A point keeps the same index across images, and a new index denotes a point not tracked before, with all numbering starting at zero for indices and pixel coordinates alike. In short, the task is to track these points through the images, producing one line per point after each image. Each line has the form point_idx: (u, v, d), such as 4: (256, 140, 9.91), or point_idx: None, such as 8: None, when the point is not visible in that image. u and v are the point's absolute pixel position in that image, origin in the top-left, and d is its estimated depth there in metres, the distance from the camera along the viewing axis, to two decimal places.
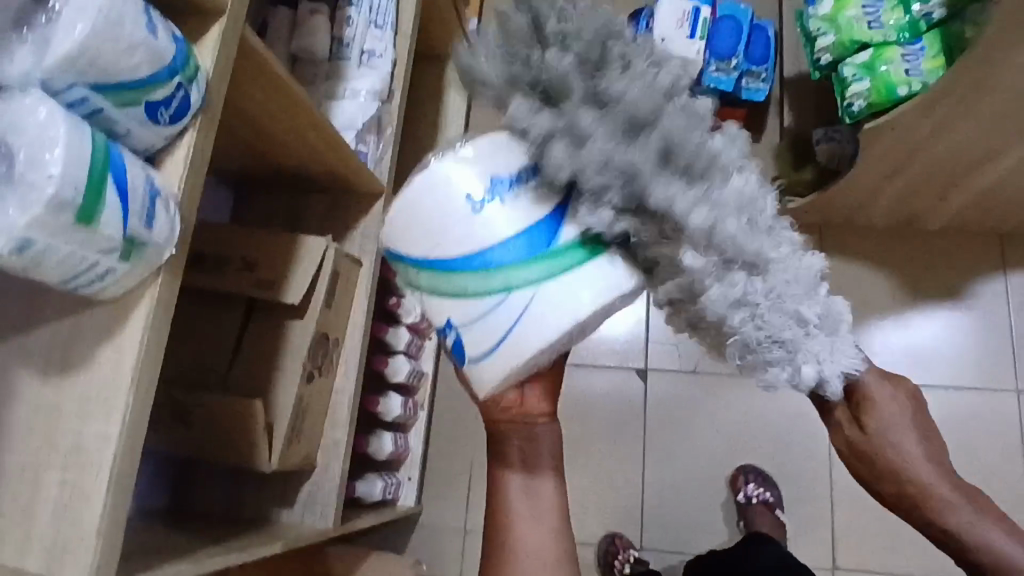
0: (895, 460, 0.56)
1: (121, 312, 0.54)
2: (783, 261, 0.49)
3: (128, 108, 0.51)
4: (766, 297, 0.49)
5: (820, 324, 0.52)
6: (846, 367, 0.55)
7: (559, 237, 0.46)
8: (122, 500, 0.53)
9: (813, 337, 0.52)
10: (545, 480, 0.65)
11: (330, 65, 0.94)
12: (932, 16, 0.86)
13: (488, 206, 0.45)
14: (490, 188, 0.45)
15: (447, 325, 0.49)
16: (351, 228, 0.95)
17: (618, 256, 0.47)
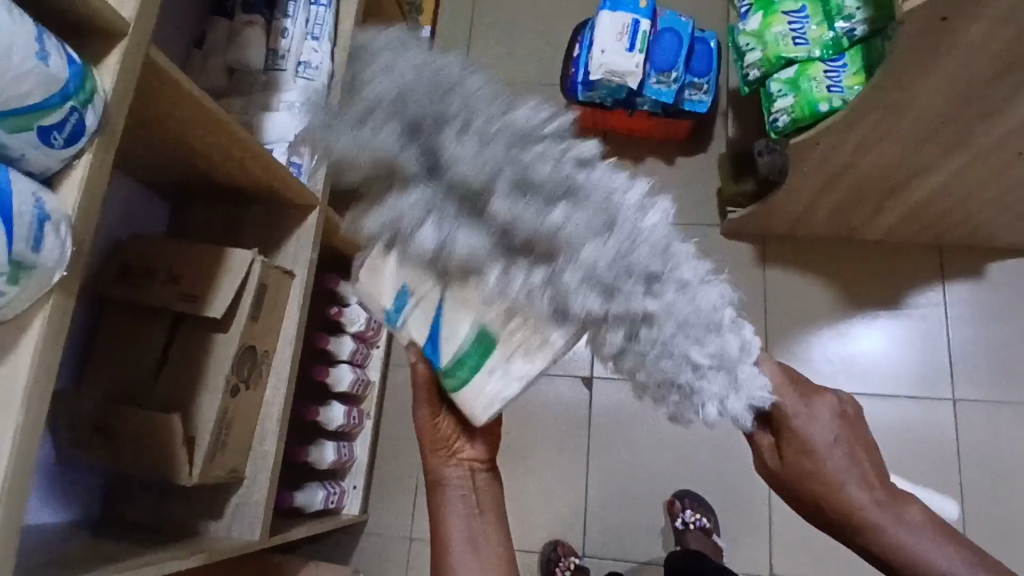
0: (823, 471, 0.61)
1: (15, 329, 0.54)
2: (671, 290, 0.49)
3: (18, 133, 0.50)
4: (660, 335, 0.49)
5: (718, 365, 0.51)
6: (749, 399, 0.54)
7: (443, 355, 0.54)
8: (14, 518, 0.53)
9: (709, 380, 0.51)
10: (486, 521, 0.65)
11: (267, 76, 0.95)
12: (855, 33, 0.89)
13: (393, 327, 0.56)
14: (387, 315, 0.56)
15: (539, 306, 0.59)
16: (285, 239, 0.95)
17: (496, 362, 0.53)
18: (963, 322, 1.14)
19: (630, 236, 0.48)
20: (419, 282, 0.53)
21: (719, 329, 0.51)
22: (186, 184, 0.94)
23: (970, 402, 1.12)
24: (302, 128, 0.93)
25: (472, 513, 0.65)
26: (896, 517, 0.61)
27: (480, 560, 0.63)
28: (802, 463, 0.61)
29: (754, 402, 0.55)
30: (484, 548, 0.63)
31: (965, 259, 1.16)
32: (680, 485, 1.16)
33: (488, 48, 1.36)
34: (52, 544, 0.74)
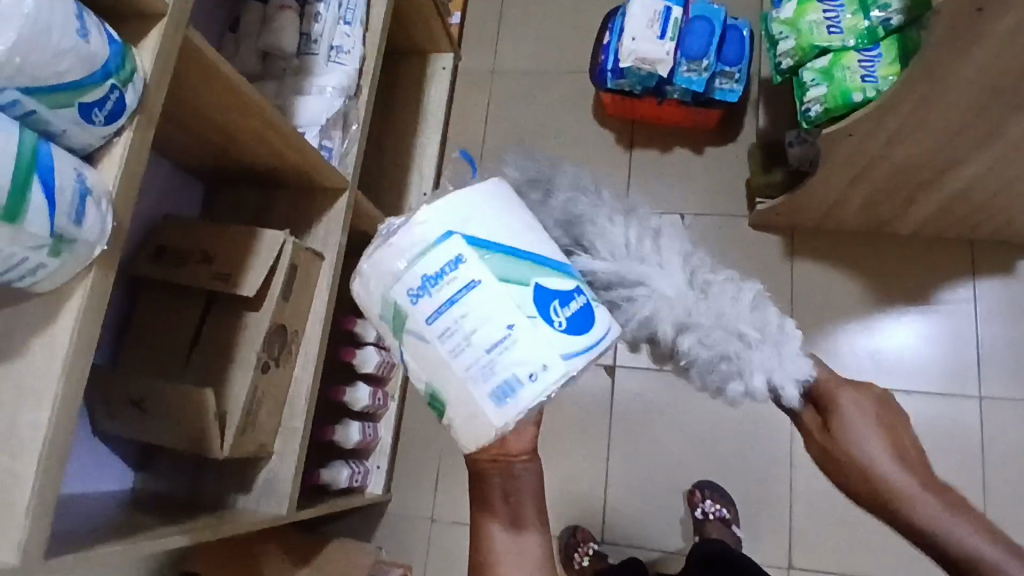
0: (852, 446, 0.59)
1: (57, 302, 0.56)
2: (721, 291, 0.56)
3: (59, 110, 0.52)
4: (710, 317, 0.54)
5: (761, 339, 0.55)
6: (793, 373, 0.57)
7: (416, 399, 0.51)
8: (52, 483, 0.56)
9: (756, 351, 0.55)
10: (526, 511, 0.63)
11: (299, 61, 0.97)
12: (891, 23, 0.87)
13: None
14: None
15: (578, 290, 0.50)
16: (315, 222, 0.97)
17: (454, 423, 0.49)
18: (995, 318, 1.12)
19: (677, 249, 0.56)
20: (384, 332, 0.51)
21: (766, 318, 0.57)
22: (221, 166, 0.96)
23: (999, 400, 1.10)
24: (332, 111, 0.94)
25: (515, 506, 0.63)
26: (951, 508, 0.56)
27: (523, 550, 0.62)
28: (840, 446, 0.60)
29: (799, 379, 0.59)
30: (525, 540, 0.63)
31: (1000, 255, 1.13)
32: (700, 476, 1.16)
33: (519, 35, 1.35)
34: (88, 512, 0.76)
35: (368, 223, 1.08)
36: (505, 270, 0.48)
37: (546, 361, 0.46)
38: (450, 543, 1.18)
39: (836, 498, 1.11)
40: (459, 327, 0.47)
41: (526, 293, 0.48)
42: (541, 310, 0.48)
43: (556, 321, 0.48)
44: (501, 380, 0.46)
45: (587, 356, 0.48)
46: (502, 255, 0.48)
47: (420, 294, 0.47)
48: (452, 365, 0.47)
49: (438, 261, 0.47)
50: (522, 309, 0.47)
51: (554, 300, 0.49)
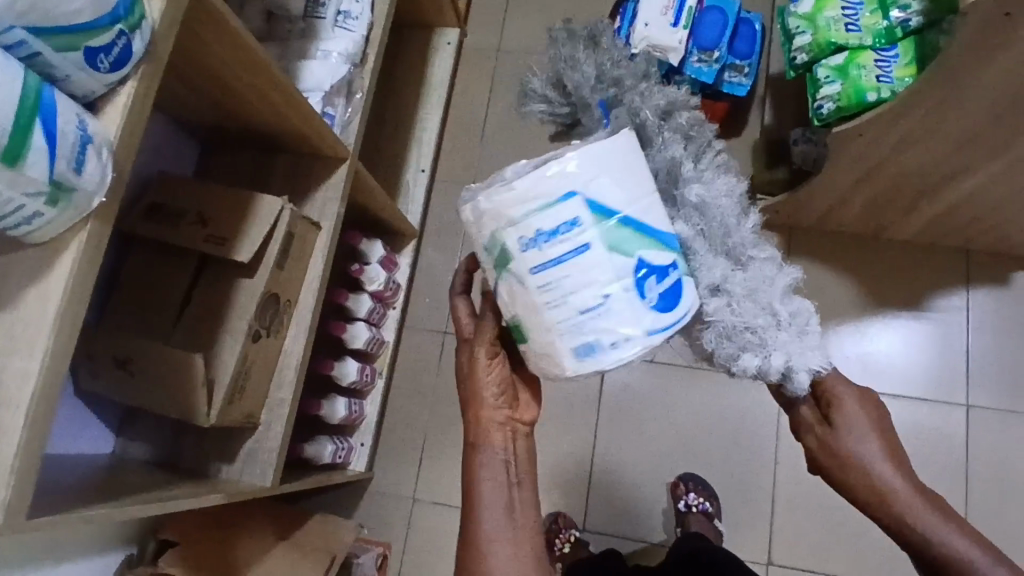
0: (860, 455, 0.66)
1: (50, 253, 0.54)
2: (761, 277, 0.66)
3: (65, 52, 0.49)
4: (743, 291, 0.64)
5: (789, 323, 0.64)
6: (811, 367, 0.64)
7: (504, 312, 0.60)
8: (38, 441, 0.53)
9: (782, 332, 0.64)
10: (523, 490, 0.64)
11: (306, 23, 0.94)
12: (909, 23, 0.87)
13: None
14: None
15: (674, 264, 0.58)
16: (313, 190, 0.94)
17: (531, 348, 0.58)
18: (984, 328, 1.13)
19: (731, 206, 0.68)
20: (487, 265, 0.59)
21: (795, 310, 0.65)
22: (217, 125, 0.93)
23: (985, 408, 1.11)
24: (337, 77, 0.92)
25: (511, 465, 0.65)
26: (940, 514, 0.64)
27: (516, 526, 0.62)
28: (841, 446, 0.67)
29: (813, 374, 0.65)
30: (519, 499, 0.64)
31: (993, 266, 1.15)
32: (684, 468, 1.16)
33: (528, 13, 1.33)
34: (68, 473, 0.74)
35: (367, 196, 1.05)
36: (616, 238, 0.56)
37: (631, 332, 0.55)
38: (431, 523, 1.17)
39: (817, 497, 1.12)
40: (557, 284, 0.55)
41: (628, 263, 0.56)
42: (637, 287, 0.56)
43: (646, 296, 0.56)
44: (586, 341, 0.55)
45: (668, 332, 0.57)
46: (617, 223, 0.56)
47: (529, 243, 0.55)
48: (544, 313, 0.56)
49: (559, 217, 0.55)
50: (620, 281, 0.55)
51: (651, 276, 0.56)
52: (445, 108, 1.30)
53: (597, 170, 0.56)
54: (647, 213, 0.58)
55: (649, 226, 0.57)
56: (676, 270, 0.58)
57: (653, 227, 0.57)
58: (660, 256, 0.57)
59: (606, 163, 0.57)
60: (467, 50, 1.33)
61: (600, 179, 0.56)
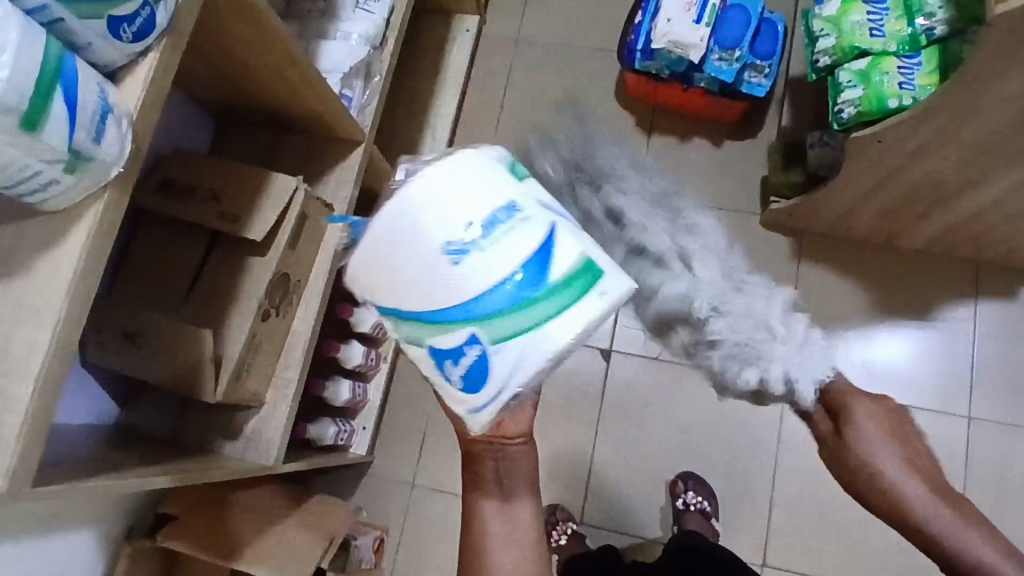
0: (876, 466, 0.65)
1: (64, 224, 0.54)
2: (755, 301, 0.72)
3: (88, 20, 0.49)
4: (731, 323, 0.70)
5: (788, 338, 0.70)
6: (812, 377, 0.69)
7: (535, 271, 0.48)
8: (46, 409, 0.53)
9: (776, 349, 0.69)
10: (517, 495, 0.63)
11: (326, 3, 0.94)
12: (934, 32, 0.86)
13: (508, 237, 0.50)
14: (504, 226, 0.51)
15: (468, 340, 0.46)
16: (327, 172, 0.94)
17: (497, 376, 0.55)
18: (991, 341, 1.13)
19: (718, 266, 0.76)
20: None
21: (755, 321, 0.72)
22: (233, 103, 0.92)
23: (987, 421, 1.11)
24: (355, 60, 0.91)
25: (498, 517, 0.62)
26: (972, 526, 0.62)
27: (516, 532, 0.62)
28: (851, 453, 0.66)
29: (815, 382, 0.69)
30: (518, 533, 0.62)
31: (1003, 279, 1.14)
32: (684, 466, 1.16)
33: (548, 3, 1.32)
34: (72, 442, 0.75)
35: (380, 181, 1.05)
36: (405, 331, 0.48)
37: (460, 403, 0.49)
38: (429, 509, 1.18)
39: (815, 501, 1.12)
40: None
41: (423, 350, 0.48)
42: (438, 364, 0.48)
43: (456, 375, 0.48)
44: None
45: (491, 403, 0.48)
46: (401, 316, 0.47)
47: None
48: None
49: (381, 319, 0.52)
50: (425, 365, 0.49)
51: (447, 357, 0.47)
52: (461, 96, 1.30)
53: (369, 276, 0.48)
54: (435, 283, 0.46)
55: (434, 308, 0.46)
56: (473, 347, 0.46)
57: (443, 306, 0.46)
58: (450, 334, 0.46)
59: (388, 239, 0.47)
60: (485, 39, 1.32)
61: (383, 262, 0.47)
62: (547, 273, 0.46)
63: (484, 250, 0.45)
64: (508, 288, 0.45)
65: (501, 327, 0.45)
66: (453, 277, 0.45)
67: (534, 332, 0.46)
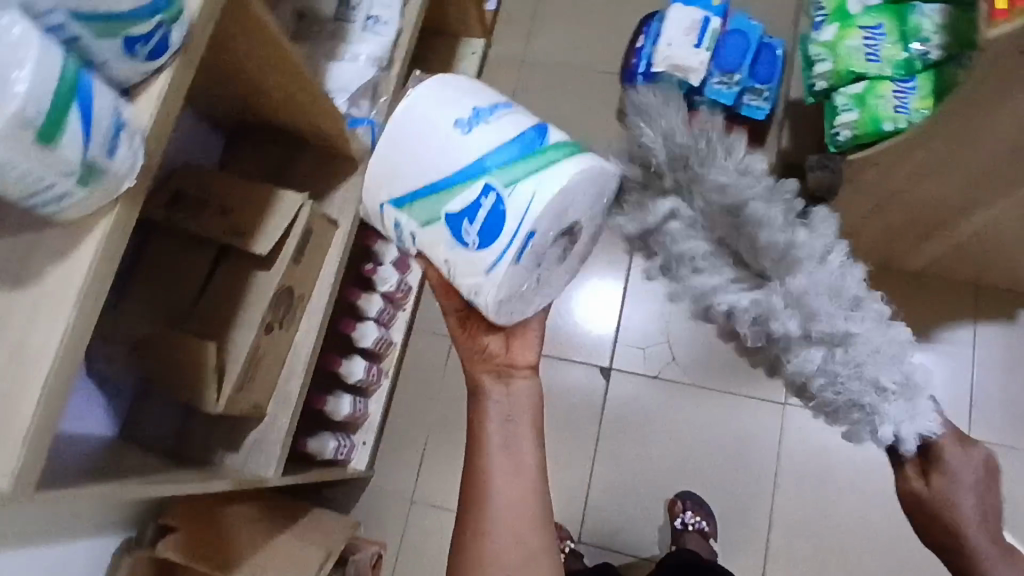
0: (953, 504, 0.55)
1: (76, 234, 0.56)
2: (869, 316, 0.50)
3: (104, 40, 0.51)
4: (847, 368, 0.49)
5: (896, 390, 0.50)
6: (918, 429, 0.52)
7: (542, 138, 0.54)
8: (52, 415, 0.55)
9: (890, 404, 0.50)
10: (520, 430, 0.69)
11: (335, 26, 0.96)
12: (929, 57, 0.88)
13: (475, 127, 0.55)
14: (474, 115, 0.56)
15: (484, 192, 0.53)
16: (332, 189, 0.96)
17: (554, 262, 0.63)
18: (990, 363, 1.13)
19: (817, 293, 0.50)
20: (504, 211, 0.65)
21: (846, 337, 0.49)
22: (243, 121, 0.95)
23: (986, 444, 1.11)
24: (362, 80, 0.94)
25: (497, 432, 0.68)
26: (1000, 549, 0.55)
27: (517, 462, 0.67)
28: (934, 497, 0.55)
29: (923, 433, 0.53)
30: (520, 459, 0.67)
31: (1001, 302, 1.15)
32: (683, 486, 1.16)
33: (553, 27, 1.34)
34: (75, 449, 0.75)
35: None
36: (421, 212, 0.56)
37: (489, 261, 0.54)
38: (428, 526, 1.18)
39: (814, 523, 1.12)
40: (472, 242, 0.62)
41: (441, 222, 0.55)
42: (456, 233, 0.55)
43: (473, 236, 0.54)
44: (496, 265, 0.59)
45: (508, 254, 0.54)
46: (419, 197, 0.56)
47: None
48: None
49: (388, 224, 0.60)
50: (443, 236, 0.56)
51: (463, 220, 0.54)
52: None
53: (388, 177, 0.57)
54: (450, 155, 0.55)
55: (446, 178, 0.55)
56: (489, 197, 0.53)
57: (456, 173, 0.54)
58: (464, 194, 0.54)
59: (396, 141, 0.57)
60: (491, 60, 1.35)
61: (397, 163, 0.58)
62: (537, 141, 0.54)
63: (481, 126, 0.55)
64: (509, 145, 0.54)
65: (506, 177, 0.53)
66: (448, 154, 0.55)
67: (534, 175, 0.53)
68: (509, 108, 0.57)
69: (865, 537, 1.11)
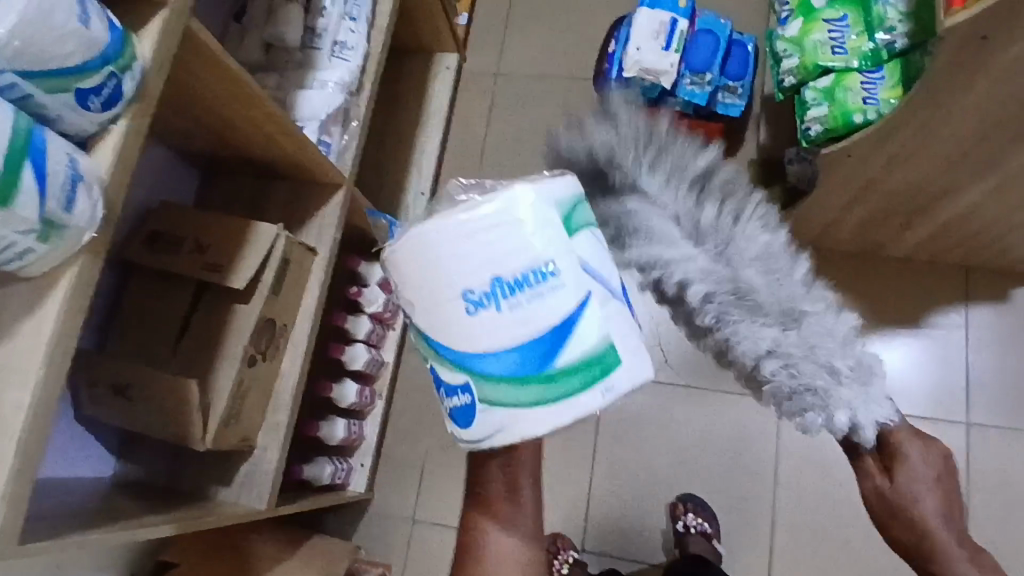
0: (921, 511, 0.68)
1: (43, 287, 0.56)
2: (812, 328, 0.62)
3: (56, 94, 0.52)
4: (801, 352, 0.61)
5: (850, 377, 0.63)
6: (874, 417, 0.66)
7: (552, 360, 0.47)
8: (30, 468, 0.55)
9: (843, 389, 0.62)
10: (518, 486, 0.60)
11: (303, 54, 0.97)
12: (895, 46, 0.88)
13: (485, 307, 0.47)
14: (491, 290, 0.46)
15: (463, 387, 0.49)
16: (310, 217, 0.96)
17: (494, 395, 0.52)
18: (985, 345, 1.12)
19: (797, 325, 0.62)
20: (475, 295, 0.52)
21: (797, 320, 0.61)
22: (218, 155, 0.95)
23: (986, 427, 1.10)
24: (331, 107, 0.94)
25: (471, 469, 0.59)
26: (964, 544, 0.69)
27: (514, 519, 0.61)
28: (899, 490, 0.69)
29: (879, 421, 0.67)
30: (518, 514, 0.61)
31: (992, 283, 1.14)
32: (684, 488, 1.16)
33: (526, 36, 1.34)
34: (66, 497, 0.76)
35: (365, 222, 1.07)
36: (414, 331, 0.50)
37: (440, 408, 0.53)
38: (431, 544, 1.18)
39: (818, 517, 1.12)
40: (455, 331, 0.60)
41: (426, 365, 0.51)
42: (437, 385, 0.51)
43: (439, 394, 0.51)
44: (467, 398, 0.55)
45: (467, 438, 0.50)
46: (421, 324, 0.49)
47: None
48: None
49: None
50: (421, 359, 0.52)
51: (443, 386, 0.50)
52: (444, 131, 1.32)
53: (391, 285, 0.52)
54: (452, 326, 0.47)
55: (441, 342, 0.48)
56: (465, 394, 0.49)
57: (452, 346, 0.48)
58: (452, 371, 0.49)
59: (422, 263, 0.47)
60: (466, 74, 1.35)
61: (414, 272, 0.48)
62: (551, 360, 0.47)
63: (513, 305, 0.47)
64: (519, 350, 0.47)
65: (494, 390, 0.48)
66: (448, 321, 0.47)
67: (528, 404, 0.47)
68: (552, 283, 0.47)
69: (868, 529, 1.10)
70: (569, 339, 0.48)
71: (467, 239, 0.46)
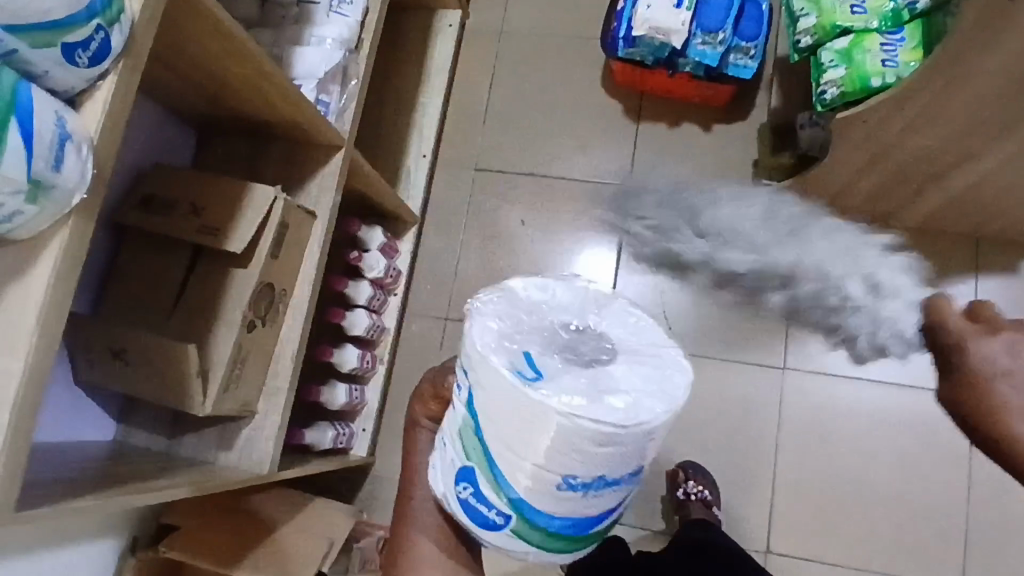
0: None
1: (32, 251, 0.54)
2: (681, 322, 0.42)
3: (42, 49, 0.50)
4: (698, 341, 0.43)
5: None
6: None
7: (594, 525, 0.43)
8: (25, 436, 0.54)
9: None
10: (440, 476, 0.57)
11: (300, 8, 0.93)
12: (916, 6, 0.87)
13: (574, 491, 0.39)
14: (589, 484, 0.39)
15: (503, 514, 0.43)
16: (307, 179, 0.94)
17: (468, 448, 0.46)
18: None
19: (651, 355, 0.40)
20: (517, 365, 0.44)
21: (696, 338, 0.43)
22: (213, 114, 0.92)
23: None
24: (331, 64, 0.91)
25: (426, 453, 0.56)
26: None
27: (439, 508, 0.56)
28: None
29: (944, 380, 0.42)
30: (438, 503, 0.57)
31: (1002, 254, 1.12)
32: (686, 456, 1.16)
33: None
34: (64, 463, 0.75)
35: (365, 185, 1.04)
36: (475, 440, 0.41)
37: (444, 487, 0.48)
38: None
39: (818, 485, 1.12)
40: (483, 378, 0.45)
41: (470, 465, 0.43)
42: (472, 488, 0.44)
43: (458, 486, 0.45)
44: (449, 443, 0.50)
45: (472, 523, 0.46)
46: (489, 439, 0.40)
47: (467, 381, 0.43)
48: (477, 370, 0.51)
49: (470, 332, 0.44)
50: (456, 449, 0.44)
51: (483, 503, 0.43)
52: (446, 93, 1.29)
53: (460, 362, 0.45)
54: (526, 483, 0.39)
55: (512, 482, 0.40)
56: (495, 512, 0.43)
57: (516, 489, 0.40)
58: (498, 499, 0.42)
59: (532, 418, 0.36)
60: (469, 34, 1.31)
61: (513, 418, 0.37)
62: (595, 525, 0.43)
63: (595, 495, 0.40)
64: (575, 519, 0.41)
65: (531, 533, 0.43)
66: (523, 472, 0.39)
67: (551, 550, 0.44)
68: (633, 476, 0.41)
69: (868, 499, 1.11)
70: (612, 517, 0.44)
71: (614, 449, 0.37)
